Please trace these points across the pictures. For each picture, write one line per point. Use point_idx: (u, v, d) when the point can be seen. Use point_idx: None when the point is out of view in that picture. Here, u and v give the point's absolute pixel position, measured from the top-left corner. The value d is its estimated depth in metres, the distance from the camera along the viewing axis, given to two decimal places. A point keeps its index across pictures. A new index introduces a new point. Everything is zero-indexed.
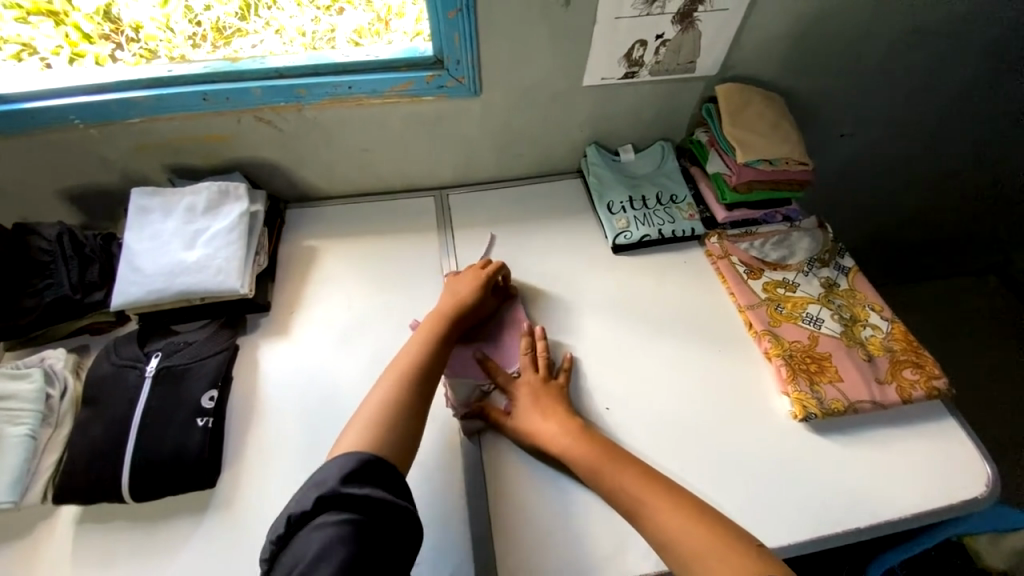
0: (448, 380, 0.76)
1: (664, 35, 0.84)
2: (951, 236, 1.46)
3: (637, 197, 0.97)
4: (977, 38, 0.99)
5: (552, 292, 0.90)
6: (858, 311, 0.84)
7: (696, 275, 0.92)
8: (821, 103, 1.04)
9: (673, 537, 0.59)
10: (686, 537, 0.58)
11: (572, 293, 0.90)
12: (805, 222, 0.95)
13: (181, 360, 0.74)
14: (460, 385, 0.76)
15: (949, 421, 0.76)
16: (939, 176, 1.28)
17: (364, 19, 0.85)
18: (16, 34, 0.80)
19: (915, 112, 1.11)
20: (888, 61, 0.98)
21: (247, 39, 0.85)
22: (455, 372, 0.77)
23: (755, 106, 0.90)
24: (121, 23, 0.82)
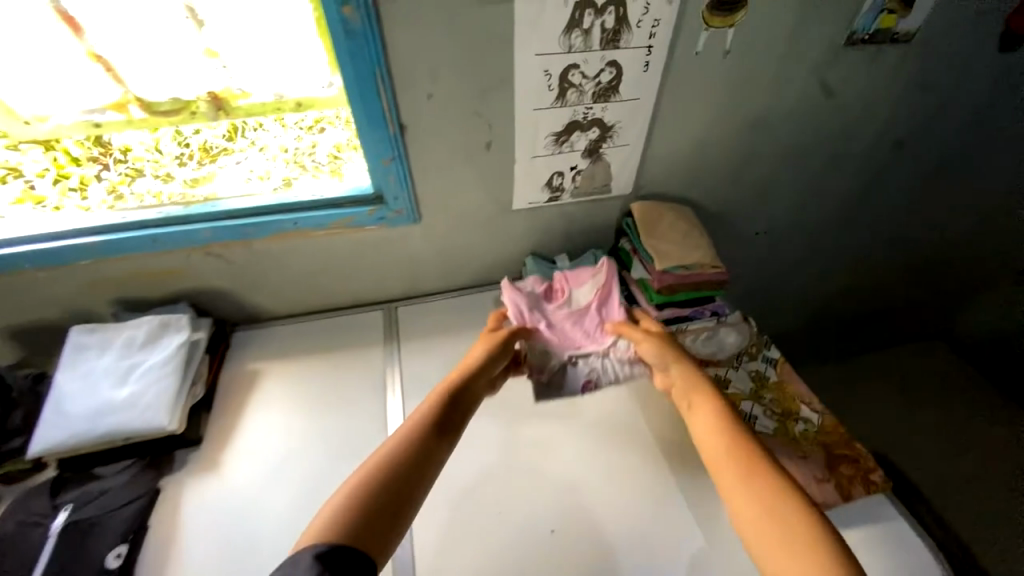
0: (546, 342, 0.88)
1: (577, 166, 0.95)
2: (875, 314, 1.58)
3: None
4: (850, 151, 1.15)
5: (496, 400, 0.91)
6: (789, 405, 0.87)
7: (635, 376, 0.95)
8: (730, 209, 1.17)
9: (779, 549, 0.53)
10: (795, 554, 0.52)
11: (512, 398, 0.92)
12: (730, 317, 1.02)
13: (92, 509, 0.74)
14: (555, 349, 0.88)
15: (895, 521, 0.74)
16: (841, 254, 1.45)
17: (342, 136, 0.97)
18: (4, 160, 0.88)
19: (813, 209, 1.26)
20: (778, 174, 1.14)
21: (232, 157, 0.95)
22: (553, 338, 0.89)
23: (666, 218, 1.01)
24: (111, 147, 0.92)
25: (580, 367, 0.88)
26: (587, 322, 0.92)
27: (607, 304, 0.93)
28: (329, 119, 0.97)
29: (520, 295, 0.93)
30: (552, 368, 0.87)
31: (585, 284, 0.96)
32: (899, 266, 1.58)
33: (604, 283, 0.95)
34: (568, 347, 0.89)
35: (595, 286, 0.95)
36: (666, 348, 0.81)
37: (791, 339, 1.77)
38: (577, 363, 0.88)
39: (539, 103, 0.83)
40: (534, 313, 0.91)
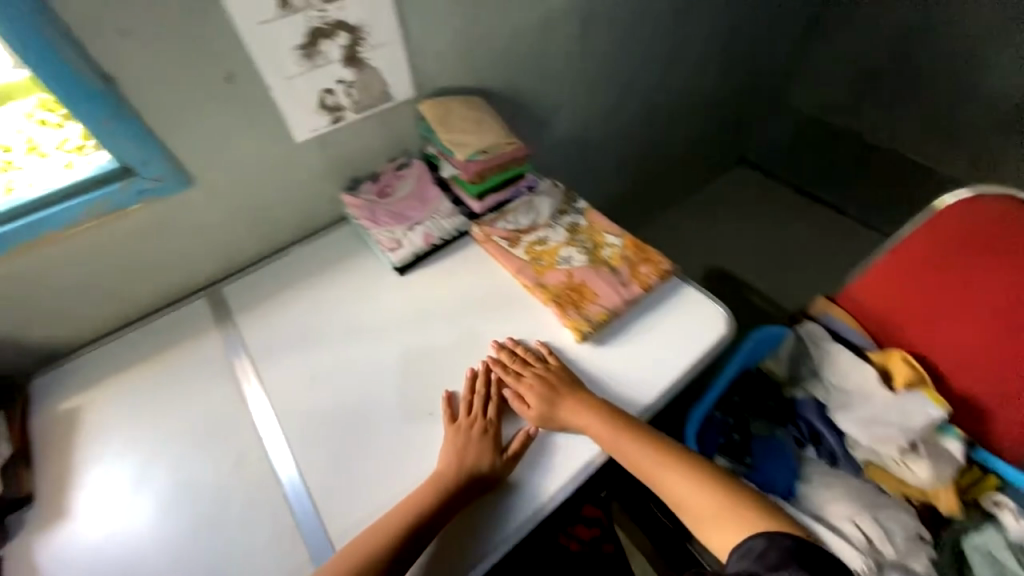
0: (378, 227, 1.01)
1: (344, 78, 0.92)
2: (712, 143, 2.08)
3: (403, 223, 1.02)
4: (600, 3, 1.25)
5: (371, 358, 0.89)
6: (598, 238, 1.00)
7: (476, 261, 1.02)
8: (519, 89, 1.23)
9: (716, 524, 0.74)
10: (729, 528, 0.73)
11: (380, 352, 0.89)
12: (542, 186, 1.11)
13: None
14: (392, 232, 1.01)
15: (693, 294, 0.92)
16: (636, 107, 1.63)
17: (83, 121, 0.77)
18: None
19: (592, 69, 1.37)
20: (547, 43, 1.20)
21: None
22: (384, 222, 1.02)
23: (456, 111, 1.04)
24: None
25: (418, 230, 1.02)
26: (413, 203, 1.05)
27: (424, 187, 1.07)
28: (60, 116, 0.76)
29: (360, 201, 1.03)
30: (396, 241, 1.00)
31: (401, 176, 1.08)
32: (684, 105, 1.82)
33: (418, 174, 1.08)
34: (402, 222, 1.03)
35: (410, 176, 1.08)
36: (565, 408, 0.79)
37: (631, 200, 1.98)
38: (416, 228, 1.02)
39: (262, 14, 0.78)
40: (364, 211, 1.02)
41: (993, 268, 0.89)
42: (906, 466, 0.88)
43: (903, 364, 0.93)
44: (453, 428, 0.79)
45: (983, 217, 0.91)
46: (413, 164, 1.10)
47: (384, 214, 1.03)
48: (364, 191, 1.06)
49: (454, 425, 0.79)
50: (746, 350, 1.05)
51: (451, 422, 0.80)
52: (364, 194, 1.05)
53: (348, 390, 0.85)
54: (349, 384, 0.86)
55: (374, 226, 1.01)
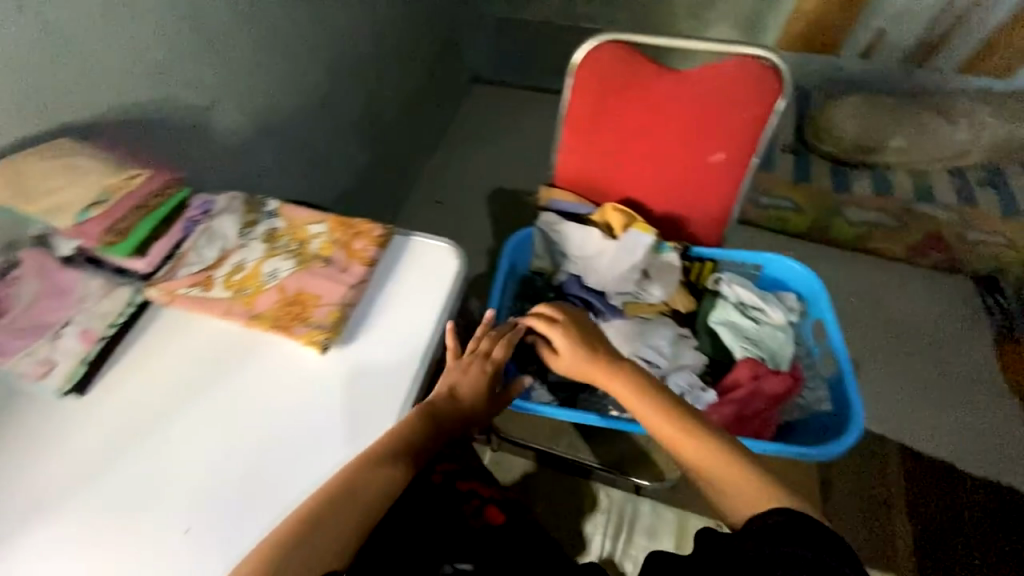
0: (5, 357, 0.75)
1: None
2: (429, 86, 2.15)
3: (42, 333, 0.78)
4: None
5: (89, 510, 0.68)
6: (302, 235, 0.86)
7: (176, 329, 0.83)
8: (135, 108, 0.98)
9: (724, 484, 0.66)
10: (733, 491, 0.64)
11: (138, 463, 0.72)
12: (218, 205, 0.92)
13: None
14: (30, 352, 0.76)
15: (418, 244, 0.87)
16: (318, 77, 1.45)
17: None
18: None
19: (230, 58, 1.16)
20: (134, 41, 0.95)
21: None
22: (12, 347, 0.76)
23: (30, 168, 0.79)
24: None
25: (70, 331, 0.79)
26: (45, 302, 0.80)
27: (52, 276, 0.82)
28: None
29: None
30: (44, 361, 0.76)
31: (10, 278, 0.80)
32: (372, 56, 1.70)
33: (33, 265, 0.81)
34: (41, 333, 0.78)
35: (24, 272, 0.81)
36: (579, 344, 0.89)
37: (380, 166, 1.91)
38: (65, 331, 0.78)
39: None
40: None
41: (634, 116, 0.97)
42: (645, 293, 1.03)
43: (613, 215, 1.05)
44: (445, 385, 0.84)
45: (618, 68, 0.93)
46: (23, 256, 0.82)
47: (5, 338, 0.76)
48: None
49: (445, 386, 0.84)
50: (505, 261, 1.11)
51: (445, 379, 0.85)
52: None
53: (110, 530, 0.67)
54: (106, 518, 0.68)
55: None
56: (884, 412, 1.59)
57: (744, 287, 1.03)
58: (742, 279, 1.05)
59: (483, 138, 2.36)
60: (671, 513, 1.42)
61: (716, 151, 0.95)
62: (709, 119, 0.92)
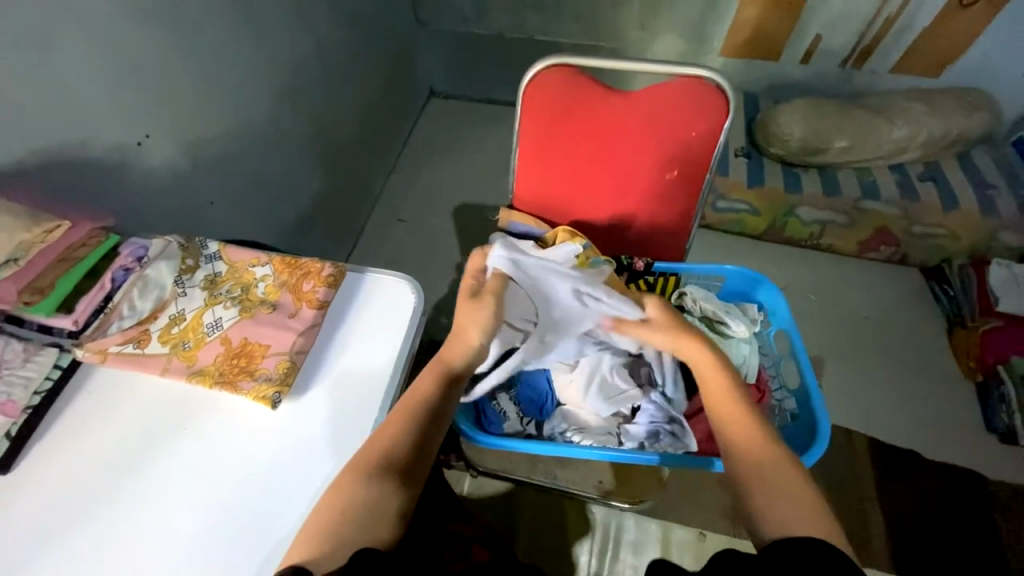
0: None
1: None
2: (385, 106, 2.13)
3: None
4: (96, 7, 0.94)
5: (90, 540, 0.65)
6: (246, 278, 0.81)
7: (108, 391, 0.76)
8: (56, 149, 0.91)
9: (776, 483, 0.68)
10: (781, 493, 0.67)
11: (152, 480, 0.69)
12: (152, 251, 0.84)
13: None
14: None
15: (372, 278, 0.84)
16: (256, 103, 1.38)
17: None
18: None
19: (156, 87, 1.08)
20: (51, 77, 0.88)
21: None
22: None
23: None
24: None
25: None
26: None
27: None
28: None
29: None
30: None
31: None
32: (316, 78, 1.63)
33: None
34: None
35: None
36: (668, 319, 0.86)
37: (338, 189, 1.86)
38: None
39: None
40: None
41: (581, 143, 0.97)
42: None
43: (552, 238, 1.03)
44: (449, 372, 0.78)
45: (559, 95, 0.93)
46: None
47: None
48: None
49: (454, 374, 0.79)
50: None
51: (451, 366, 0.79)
52: None
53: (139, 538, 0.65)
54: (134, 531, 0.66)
55: None
56: (847, 404, 1.63)
57: (707, 303, 1.03)
58: (705, 293, 1.05)
59: (441, 156, 2.32)
60: (654, 522, 1.40)
61: (671, 169, 0.96)
62: (660, 140, 0.93)
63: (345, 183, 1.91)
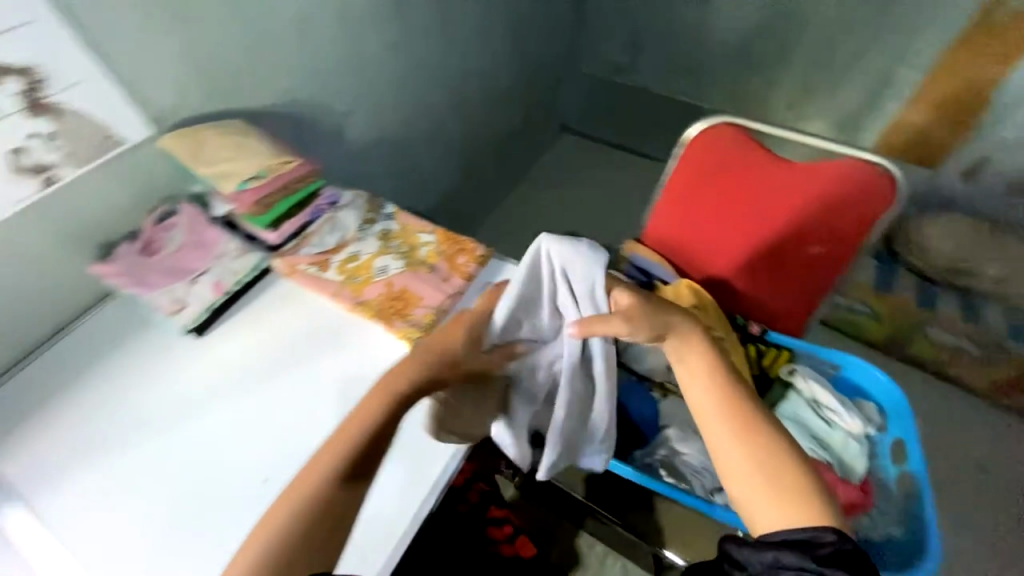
0: (152, 291, 0.86)
1: (40, 132, 0.76)
2: (529, 130, 2.30)
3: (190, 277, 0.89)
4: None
5: (247, 412, 0.79)
6: (412, 240, 0.97)
7: (284, 298, 0.92)
8: (292, 103, 1.12)
9: (781, 510, 0.61)
10: (789, 509, 0.61)
11: (301, 380, 0.81)
12: (344, 199, 1.03)
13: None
14: (170, 290, 0.87)
15: (513, 266, 0.95)
16: (435, 98, 1.59)
17: None
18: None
19: (371, 68, 1.29)
20: (307, 48, 1.11)
21: None
22: (157, 284, 0.87)
23: (210, 140, 0.92)
24: None
25: (206, 280, 0.89)
26: (191, 249, 0.91)
27: (204, 231, 0.93)
28: None
29: (115, 266, 0.88)
30: (179, 302, 0.86)
31: (170, 224, 0.92)
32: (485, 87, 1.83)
33: (191, 218, 0.93)
34: (183, 278, 0.89)
35: (182, 222, 0.93)
36: (636, 305, 0.71)
37: (470, 193, 2.04)
38: (201, 279, 0.89)
39: None
40: (130, 274, 0.87)
41: (730, 201, 1.01)
42: None
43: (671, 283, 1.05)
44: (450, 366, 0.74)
45: (722, 152, 1.00)
46: (184, 209, 0.94)
47: (155, 272, 0.88)
48: (122, 254, 0.90)
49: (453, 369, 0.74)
50: None
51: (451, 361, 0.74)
52: (136, 244, 0.90)
53: (282, 423, 0.77)
54: (280, 417, 0.78)
55: (145, 292, 0.86)
56: None
57: (819, 385, 1.01)
58: (816, 375, 1.03)
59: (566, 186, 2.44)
60: None
61: (814, 245, 0.98)
62: (800, 210, 0.95)
63: (478, 188, 2.08)
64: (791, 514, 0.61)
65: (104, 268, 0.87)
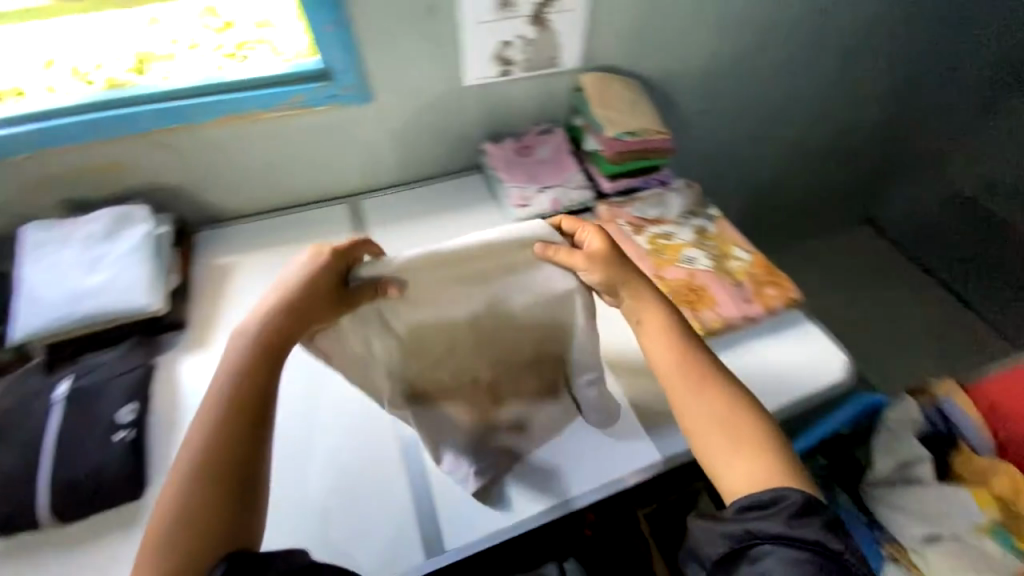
0: (511, 180, 1.05)
1: (525, 35, 0.97)
2: None
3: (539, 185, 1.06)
4: (789, 6, 1.16)
5: None
6: (726, 248, 0.98)
7: (592, 239, 1.03)
8: (674, 84, 1.19)
9: (743, 456, 0.59)
10: (740, 456, 0.59)
11: None
12: (676, 184, 1.09)
13: (17, 396, 0.73)
14: (522, 186, 1.05)
15: (813, 326, 0.89)
16: (797, 124, 1.45)
17: (283, 33, 0.92)
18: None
19: (759, 76, 1.27)
20: (718, 40, 1.15)
21: (158, 64, 0.88)
22: (516, 177, 1.06)
23: (614, 90, 1.05)
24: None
25: (546, 194, 1.04)
26: (548, 165, 1.08)
27: (564, 157, 1.09)
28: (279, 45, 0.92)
29: (497, 151, 1.08)
30: (523, 198, 1.03)
31: (544, 140, 1.11)
32: (857, 139, 1.58)
33: (560, 142, 1.10)
34: (534, 182, 1.06)
35: (553, 142, 1.10)
36: (606, 250, 0.68)
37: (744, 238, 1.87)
38: (544, 191, 1.05)
39: None
40: (503, 161, 1.07)
41: None
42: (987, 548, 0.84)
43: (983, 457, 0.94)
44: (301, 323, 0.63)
45: None
46: (557, 133, 1.12)
47: (519, 168, 1.07)
48: (504, 145, 1.10)
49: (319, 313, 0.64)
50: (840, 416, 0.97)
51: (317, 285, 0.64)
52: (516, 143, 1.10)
53: None
54: None
55: (505, 178, 1.05)
56: None
57: None
58: None
59: None
60: None
61: None
62: None
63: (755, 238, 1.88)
64: (748, 455, 0.59)
65: (491, 147, 1.08)
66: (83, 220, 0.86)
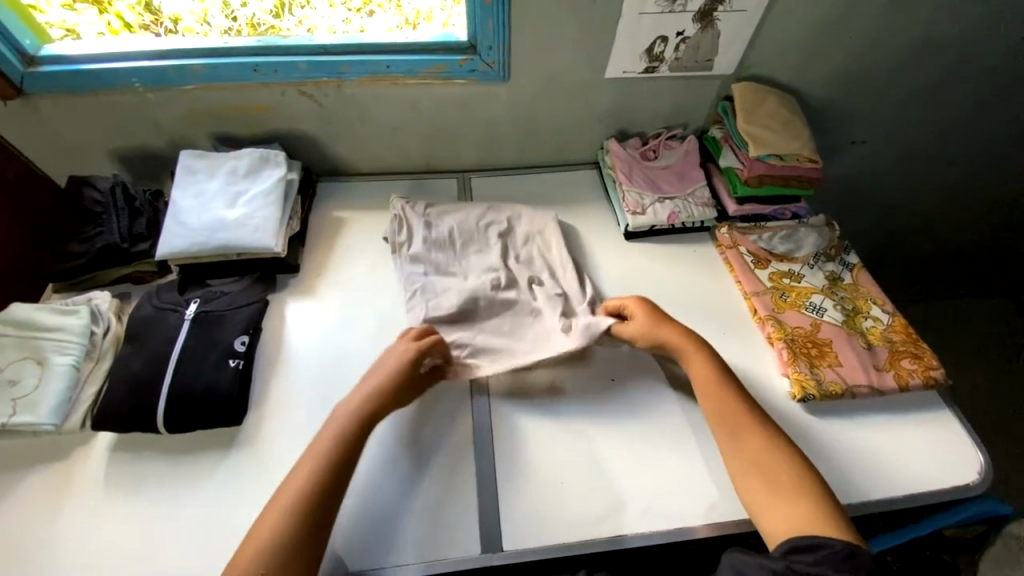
0: (629, 186, 0.97)
1: (684, 32, 0.90)
2: None
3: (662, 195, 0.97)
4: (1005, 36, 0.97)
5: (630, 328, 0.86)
6: (860, 304, 0.88)
7: (705, 263, 0.96)
8: (833, 107, 1.05)
9: (787, 501, 0.62)
10: (789, 504, 0.62)
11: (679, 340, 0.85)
12: (813, 219, 0.98)
13: (154, 307, 0.80)
14: (641, 192, 0.97)
15: (948, 413, 0.79)
16: (967, 173, 1.24)
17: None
18: (61, 20, 0.88)
19: (937, 112, 1.10)
20: (901, 66, 1.00)
21: (315, 11, 0.92)
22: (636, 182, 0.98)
23: (768, 104, 0.95)
24: (161, 14, 0.89)
25: (665, 206, 0.96)
26: (672, 174, 1.01)
27: (691, 168, 1.01)
28: (428, 10, 0.93)
29: (621, 151, 1.01)
30: (641, 206, 0.95)
31: (672, 147, 1.03)
32: None
33: (689, 152, 1.02)
34: (655, 191, 0.98)
35: (681, 151, 1.03)
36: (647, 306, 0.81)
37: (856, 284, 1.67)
38: (664, 203, 0.96)
39: None
40: (625, 162, 0.99)
41: None
42: None
43: None
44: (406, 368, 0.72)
45: None
46: (687, 141, 1.04)
47: (641, 173, 0.99)
48: (629, 145, 1.04)
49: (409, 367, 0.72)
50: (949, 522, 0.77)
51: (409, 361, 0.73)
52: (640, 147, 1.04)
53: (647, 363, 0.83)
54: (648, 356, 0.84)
55: (623, 181, 0.98)
56: None
57: None
58: None
59: None
60: None
61: None
62: None
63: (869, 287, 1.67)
64: (791, 500, 0.62)
65: (615, 144, 1.02)
66: (228, 154, 0.91)
